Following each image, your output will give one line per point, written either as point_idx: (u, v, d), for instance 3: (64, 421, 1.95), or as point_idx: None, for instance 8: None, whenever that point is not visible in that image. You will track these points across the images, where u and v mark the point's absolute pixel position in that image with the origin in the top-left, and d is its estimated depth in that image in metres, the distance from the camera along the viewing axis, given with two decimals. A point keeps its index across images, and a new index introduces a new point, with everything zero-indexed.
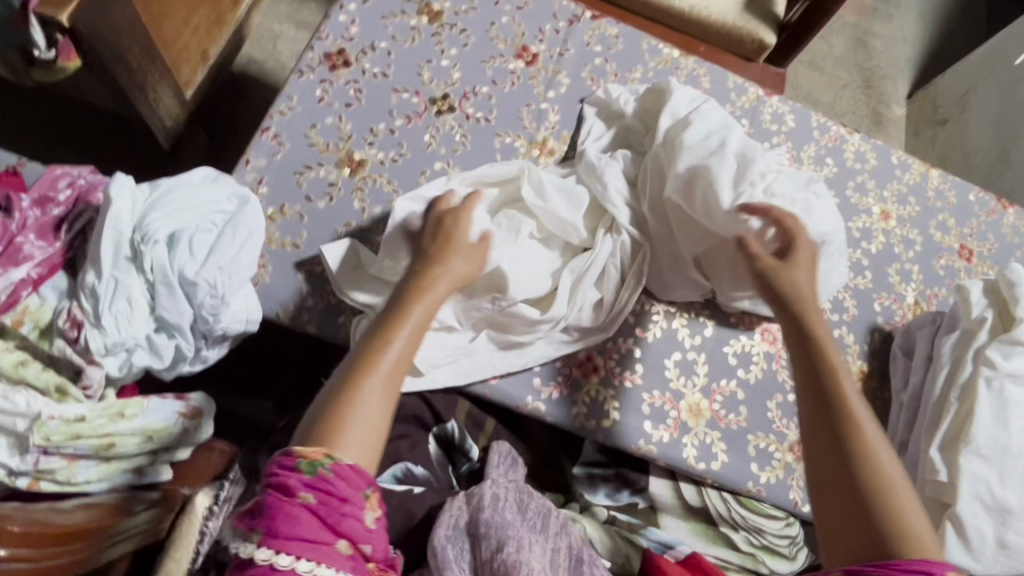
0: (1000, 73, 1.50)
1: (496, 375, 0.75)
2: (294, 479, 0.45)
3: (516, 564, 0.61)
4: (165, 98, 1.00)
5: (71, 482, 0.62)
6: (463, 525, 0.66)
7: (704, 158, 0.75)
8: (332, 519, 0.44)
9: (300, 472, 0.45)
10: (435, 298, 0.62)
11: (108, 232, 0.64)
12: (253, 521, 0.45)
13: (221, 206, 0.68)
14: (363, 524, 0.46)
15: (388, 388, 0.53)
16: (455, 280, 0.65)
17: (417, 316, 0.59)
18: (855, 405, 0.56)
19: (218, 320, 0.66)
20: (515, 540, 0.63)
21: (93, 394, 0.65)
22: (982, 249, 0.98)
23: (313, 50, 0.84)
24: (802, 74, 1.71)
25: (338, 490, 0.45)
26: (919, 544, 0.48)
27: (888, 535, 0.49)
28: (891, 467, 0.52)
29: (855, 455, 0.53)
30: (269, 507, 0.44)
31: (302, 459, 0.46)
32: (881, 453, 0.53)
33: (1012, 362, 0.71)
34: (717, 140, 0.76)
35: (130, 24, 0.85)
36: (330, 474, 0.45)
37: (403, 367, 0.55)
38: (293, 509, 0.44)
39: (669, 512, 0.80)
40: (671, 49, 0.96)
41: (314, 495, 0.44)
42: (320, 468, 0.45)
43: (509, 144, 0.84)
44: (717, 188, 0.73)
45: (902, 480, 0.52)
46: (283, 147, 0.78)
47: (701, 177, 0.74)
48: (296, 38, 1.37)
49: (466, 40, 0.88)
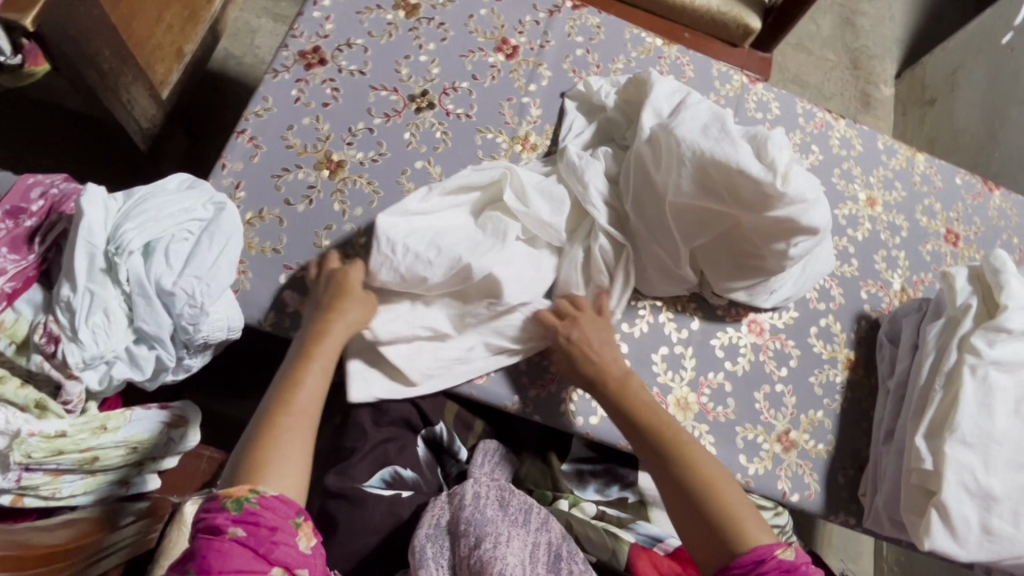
0: (989, 52, 1.49)
1: (482, 376, 0.74)
2: (221, 518, 0.47)
3: (491, 560, 0.60)
4: (140, 99, 0.98)
5: (56, 496, 0.62)
6: (444, 524, 0.66)
7: (716, 142, 0.69)
8: (263, 548, 0.47)
9: (227, 510, 0.48)
10: (338, 338, 0.66)
11: (80, 244, 0.62)
12: (185, 563, 0.46)
13: (197, 213, 0.67)
14: (297, 549, 0.48)
15: (300, 426, 0.57)
16: (352, 321, 0.68)
17: (322, 355, 0.64)
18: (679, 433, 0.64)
19: (199, 329, 0.65)
20: (493, 536, 0.63)
21: (74, 409, 0.63)
22: (968, 233, 0.98)
23: (287, 49, 0.82)
24: (789, 57, 1.69)
25: (265, 521, 0.48)
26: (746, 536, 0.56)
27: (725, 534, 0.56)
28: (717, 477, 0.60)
29: (686, 476, 0.61)
30: (199, 548, 0.46)
31: (228, 499, 0.48)
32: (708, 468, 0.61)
33: (997, 350, 0.70)
34: (718, 127, 0.70)
35: (97, 25, 0.82)
36: (256, 507, 0.48)
37: (312, 402, 0.60)
38: (224, 545, 0.46)
39: (658, 505, 0.83)
40: (653, 38, 0.95)
41: (243, 528, 0.47)
42: (247, 504, 0.48)
43: (491, 140, 0.83)
44: (735, 170, 0.68)
45: (729, 485, 0.60)
46: (259, 149, 0.77)
47: (714, 162, 0.69)
48: (275, 32, 1.35)
49: (444, 35, 0.87)
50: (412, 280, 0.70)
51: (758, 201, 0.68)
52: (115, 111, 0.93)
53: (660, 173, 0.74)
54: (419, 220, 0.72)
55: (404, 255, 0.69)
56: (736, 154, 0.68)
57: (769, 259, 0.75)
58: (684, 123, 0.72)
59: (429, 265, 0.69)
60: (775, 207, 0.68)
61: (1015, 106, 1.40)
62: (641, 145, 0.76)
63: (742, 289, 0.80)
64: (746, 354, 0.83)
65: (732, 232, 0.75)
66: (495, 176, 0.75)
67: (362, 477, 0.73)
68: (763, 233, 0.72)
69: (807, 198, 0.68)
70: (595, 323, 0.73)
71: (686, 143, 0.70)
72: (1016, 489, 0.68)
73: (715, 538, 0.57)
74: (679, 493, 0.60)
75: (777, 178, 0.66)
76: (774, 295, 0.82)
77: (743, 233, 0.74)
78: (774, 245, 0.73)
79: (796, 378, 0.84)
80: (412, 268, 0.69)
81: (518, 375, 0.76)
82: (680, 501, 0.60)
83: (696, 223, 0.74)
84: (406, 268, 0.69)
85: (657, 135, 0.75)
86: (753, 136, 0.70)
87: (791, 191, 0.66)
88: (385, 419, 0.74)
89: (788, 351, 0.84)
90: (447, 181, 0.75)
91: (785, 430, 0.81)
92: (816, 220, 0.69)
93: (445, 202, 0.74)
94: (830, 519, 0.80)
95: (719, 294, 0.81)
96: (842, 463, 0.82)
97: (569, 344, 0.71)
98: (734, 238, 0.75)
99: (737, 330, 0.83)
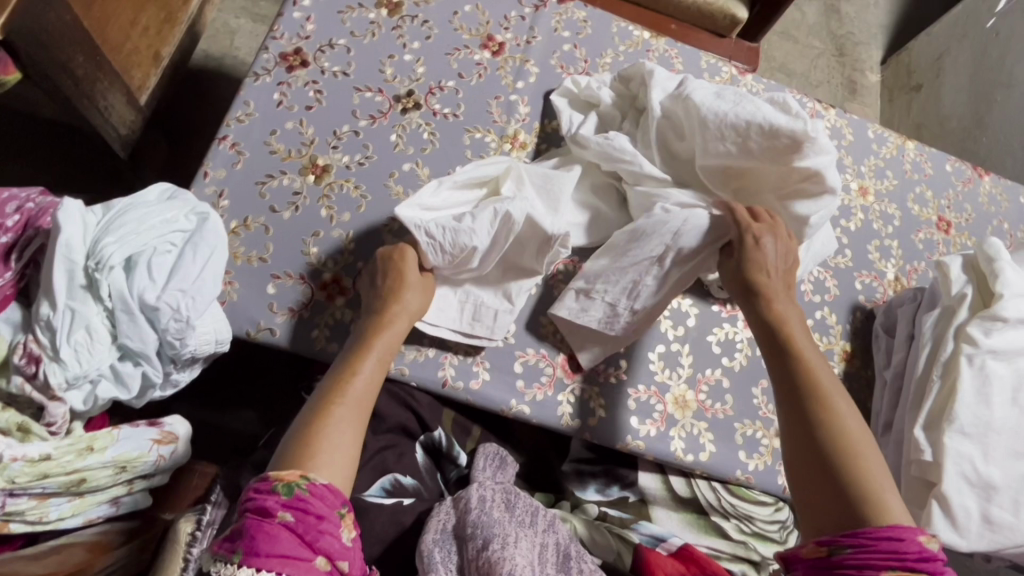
0: (973, 36, 1.49)
1: (479, 359, 0.74)
2: (271, 501, 0.48)
3: (499, 561, 0.59)
4: (118, 106, 0.95)
5: (43, 521, 0.61)
6: (450, 528, 0.66)
7: (738, 102, 0.68)
8: (309, 536, 0.47)
9: (276, 494, 0.48)
10: (396, 331, 0.66)
11: (59, 260, 0.60)
12: (233, 545, 0.47)
13: (179, 224, 0.65)
14: (340, 540, 0.48)
15: (354, 418, 0.57)
16: (409, 311, 0.67)
17: (379, 347, 0.64)
18: (818, 374, 0.60)
19: (186, 344, 0.64)
20: (500, 537, 0.62)
21: (58, 430, 0.61)
22: (960, 220, 0.98)
23: (267, 51, 0.80)
24: (776, 45, 1.68)
25: (314, 509, 0.48)
26: (884, 508, 0.51)
27: (853, 492, 0.52)
28: (856, 434, 0.56)
29: (826, 427, 0.56)
30: (249, 529, 0.47)
31: (279, 482, 0.49)
32: (848, 420, 0.56)
33: (993, 338, 0.70)
34: (734, 93, 0.69)
35: (70, 31, 0.80)
36: (305, 494, 0.49)
37: (368, 396, 0.60)
38: (273, 528, 0.46)
39: (660, 503, 0.80)
40: (641, 31, 0.93)
41: (292, 513, 0.47)
42: (297, 489, 0.49)
43: (479, 139, 0.82)
44: (763, 122, 0.66)
45: (868, 447, 0.55)
46: (242, 156, 0.75)
47: (740, 117, 0.67)
48: (254, 31, 1.32)
49: (428, 33, 0.85)
50: (461, 252, 0.67)
51: (785, 150, 0.66)
52: (89, 117, 0.90)
53: (681, 143, 0.74)
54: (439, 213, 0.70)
55: (443, 231, 0.67)
56: (758, 109, 0.66)
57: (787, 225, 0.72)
58: (698, 89, 0.71)
59: (471, 232, 0.66)
60: (805, 155, 0.65)
61: (1000, 90, 1.40)
62: (657, 121, 0.74)
63: None
64: (743, 349, 0.82)
65: (751, 195, 0.73)
66: (498, 173, 0.73)
67: (362, 486, 0.71)
68: (787, 191, 0.70)
69: (832, 151, 0.66)
70: (776, 236, 0.69)
71: (705, 105, 0.69)
72: (1015, 477, 0.69)
73: (839, 496, 0.52)
74: (807, 439, 0.56)
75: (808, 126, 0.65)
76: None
77: (762, 197, 0.72)
78: (795, 208, 0.70)
79: None
80: (455, 242, 0.66)
81: (514, 380, 0.74)
82: (803, 447, 0.56)
83: (718, 182, 0.73)
84: (453, 248, 0.67)
85: (671, 108, 0.73)
86: (773, 97, 0.69)
87: (821, 139, 0.65)
88: (383, 425, 0.75)
89: None
90: (454, 176, 0.72)
91: None
92: (837, 178, 0.67)
93: (456, 196, 0.71)
94: None
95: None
96: None
97: (749, 248, 0.68)
98: (754, 202, 0.73)
99: (734, 325, 0.82)
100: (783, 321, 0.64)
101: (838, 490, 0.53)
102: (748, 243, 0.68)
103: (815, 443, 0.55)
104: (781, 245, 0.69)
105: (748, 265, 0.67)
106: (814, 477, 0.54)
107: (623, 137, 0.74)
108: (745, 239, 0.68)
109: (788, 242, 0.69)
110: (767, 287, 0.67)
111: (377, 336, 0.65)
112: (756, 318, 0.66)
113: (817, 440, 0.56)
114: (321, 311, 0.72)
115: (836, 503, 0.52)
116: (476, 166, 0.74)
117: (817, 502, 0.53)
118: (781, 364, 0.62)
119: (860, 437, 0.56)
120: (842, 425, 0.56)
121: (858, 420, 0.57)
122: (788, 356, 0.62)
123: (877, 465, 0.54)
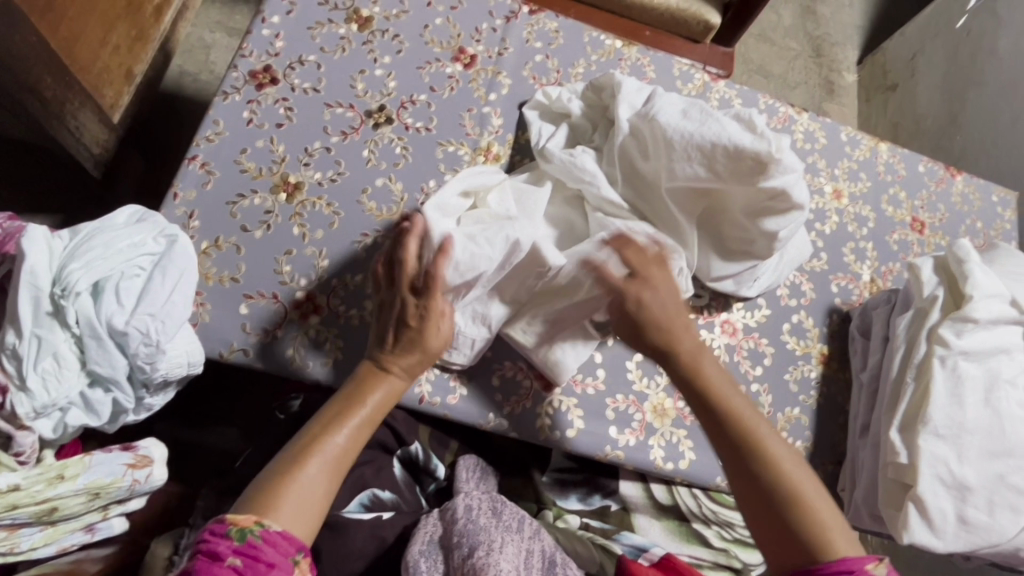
0: (945, 36, 1.51)
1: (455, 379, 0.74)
2: (222, 546, 0.49)
3: (485, 566, 0.59)
4: (90, 125, 0.94)
5: (14, 552, 0.60)
6: (437, 539, 0.65)
7: (703, 122, 0.68)
8: None
9: (229, 539, 0.49)
10: (394, 382, 0.63)
11: (24, 287, 0.60)
12: None
13: (148, 248, 0.65)
14: None
15: (330, 471, 0.56)
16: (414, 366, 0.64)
17: (377, 398, 0.61)
18: (747, 417, 0.59)
19: (156, 368, 0.63)
20: (486, 544, 0.61)
21: (27, 460, 0.60)
22: (933, 220, 0.99)
23: (237, 70, 0.80)
24: (752, 47, 1.70)
25: (265, 556, 0.49)
26: (828, 543, 0.52)
27: (803, 536, 0.53)
28: (792, 472, 0.56)
29: (765, 469, 0.56)
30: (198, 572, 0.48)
31: (233, 527, 0.50)
32: (783, 461, 0.57)
33: (964, 340, 0.70)
34: (698, 111, 0.69)
35: (34, 51, 0.80)
36: (258, 541, 0.49)
37: (351, 449, 0.58)
38: (222, 572, 0.48)
39: (641, 512, 0.82)
40: (613, 40, 0.93)
41: (242, 559, 0.48)
42: (250, 535, 0.49)
43: (452, 152, 0.82)
44: (728, 143, 0.66)
45: (808, 484, 0.56)
46: (212, 176, 0.74)
47: (705, 138, 0.67)
48: (229, 46, 1.31)
49: (399, 46, 0.85)
50: (471, 275, 0.64)
51: (751, 170, 0.66)
52: (60, 138, 0.89)
53: (644, 164, 0.73)
54: (448, 219, 0.69)
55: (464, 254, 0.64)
56: (723, 129, 0.67)
57: (757, 241, 0.73)
58: (663, 109, 0.71)
59: (490, 258, 0.65)
60: (771, 175, 0.66)
61: (973, 89, 1.42)
62: (623, 138, 0.75)
63: (729, 278, 0.78)
64: (721, 355, 0.82)
65: (719, 213, 0.74)
66: (494, 183, 0.73)
67: (341, 504, 0.71)
68: (754, 209, 0.71)
69: (797, 170, 0.67)
70: (663, 286, 0.66)
71: (671, 126, 0.69)
72: (991, 478, 0.69)
73: (791, 540, 0.53)
74: (750, 486, 0.56)
75: (773, 147, 0.65)
76: (759, 281, 0.82)
77: (731, 216, 0.73)
78: (763, 224, 0.71)
79: (772, 375, 0.84)
80: (471, 262, 0.64)
81: (492, 394, 0.74)
82: (749, 493, 0.56)
83: (689, 205, 0.73)
84: (467, 269, 0.64)
85: (637, 125, 0.74)
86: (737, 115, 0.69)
87: (785, 158, 0.65)
88: None
89: (762, 350, 0.84)
90: (464, 180, 0.71)
91: None
92: (802, 196, 0.69)
93: (455, 203, 0.71)
94: None
95: (709, 284, 0.79)
96: (819, 459, 0.83)
97: (632, 313, 0.65)
98: (724, 219, 0.74)
99: (710, 331, 0.83)
100: (696, 366, 0.63)
101: (789, 534, 0.54)
102: (628, 306, 0.65)
103: (760, 489, 0.56)
104: (670, 294, 0.66)
105: (643, 323, 0.64)
106: (768, 519, 0.55)
107: (588, 156, 0.75)
108: (625, 303, 0.65)
109: (674, 288, 0.67)
110: (672, 336, 0.64)
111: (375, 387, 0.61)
112: (670, 368, 0.64)
113: (761, 485, 0.56)
114: (295, 330, 0.71)
115: (790, 547, 0.53)
116: (477, 173, 0.73)
117: (773, 548, 0.54)
118: (707, 412, 0.60)
119: (801, 476, 0.56)
120: (779, 466, 0.56)
121: (793, 456, 0.58)
122: (712, 404, 0.60)
123: (821, 501, 0.55)
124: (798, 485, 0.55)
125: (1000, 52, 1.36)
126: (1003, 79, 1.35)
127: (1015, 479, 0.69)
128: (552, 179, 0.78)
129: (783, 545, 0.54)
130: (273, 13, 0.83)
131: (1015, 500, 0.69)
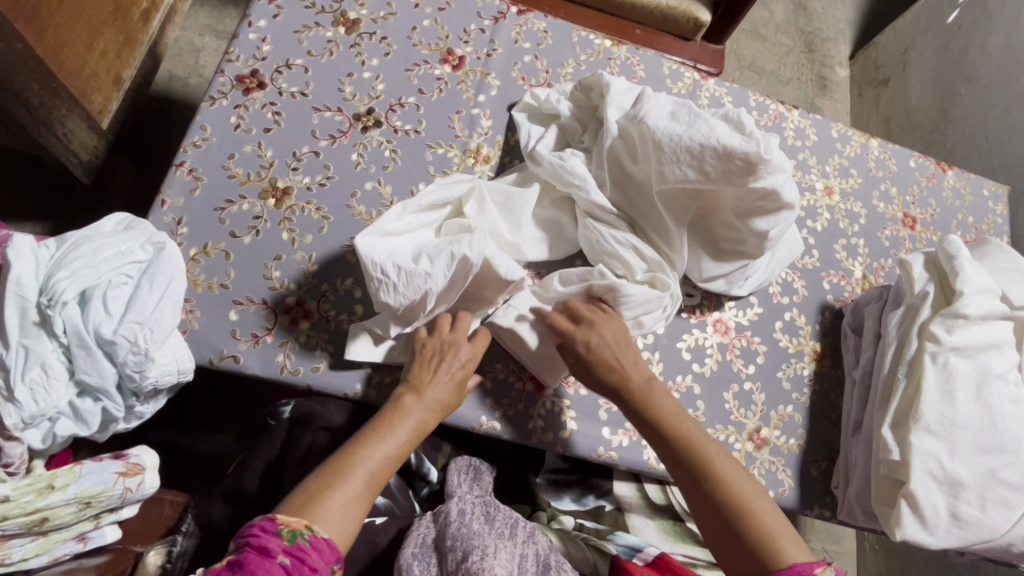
0: (936, 31, 1.52)
1: None
2: (274, 543, 0.49)
3: (479, 570, 0.59)
4: (78, 131, 0.93)
5: (4, 563, 0.60)
6: (430, 541, 0.65)
7: (691, 124, 0.67)
8: None
9: (279, 538, 0.49)
10: (430, 411, 0.64)
11: (11, 299, 0.60)
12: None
13: (136, 256, 0.65)
14: None
15: (367, 489, 0.56)
16: (438, 406, 0.65)
17: (411, 425, 0.62)
18: (698, 442, 0.63)
19: (146, 376, 0.63)
20: (480, 549, 0.62)
21: (17, 471, 0.59)
22: (925, 216, 0.99)
23: (224, 74, 0.80)
24: (744, 43, 1.69)
25: (310, 560, 0.49)
26: (780, 551, 0.55)
27: (756, 546, 0.56)
28: (746, 492, 0.59)
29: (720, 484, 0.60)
30: (247, 565, 0.47)
31: (284, 527, 0.50)
32: (737, 482, 0.60)
33: (955, 336, 0.70)
34: (687, 112, 0.69)
35: (21, 59, 0.80)
36: (306, 544, 0.50)
37: (384, 470, 0.58)
38: (271, 569, 0.48)
39: (636, 511, 0.83)
40: (602, 39, 0.93)
41: (291, 558, 0.49)
42: (299, 537, 0.50)
43: (442, 154, 0.82)
44: (716, 144, 0.65)
45: (761, 502, 0.59)
46: (200, 182, 0.74)
47: (694, 139, 0.66)
48: (219, 49, 1.31)
49: (387, 49, 0.85)
50: (414, 295, 0.64)
51: (741, 171, 0.65)
52: (48, 145, 0.89)
53: (635, 165, 0.73)
54: (399, 240, 0.69)
55: (395, 271, 0.64)
56: (712, 131, 0.66)
57: (748, 240, 0.73)
58: (652, 111, 0.71)
59: (426, 276, 0.64)
60: (760, 175, 0.66)
61: (964, 83, 1.42)
62: (612, 141, 0.75)
63: (721, 279, 0.78)
64: (714, 354, 0.82)
65: (712, 213, 0.74)
66: (460, 194, 0.73)
67: None
68: (744, 209, 0.70)
69: (786, 170, 0.67)
70: (611, 328, 0.69)
71: (659, 128, 0.68)
72: (982, 473, 0.69)
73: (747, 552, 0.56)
74: (706, 503, 0.59)
75: (762, 148, 0.64)
76: (749, 280, 0.82)
77: (721, 216, 0.73)
78: (753, 224, 0.71)
79: (765, 373, 0.84)
80: (410, 284, 0.64)
81: (483, 397, 0.74)
82: (704, 509, 0.60)
83: (679, 206, 0.73)
84: (407, 290, 0.64)
85: (626, 127, 0.74)
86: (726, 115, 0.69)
87: (774, 159, 0.65)
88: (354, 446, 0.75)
89: (754, 348, 0.84)
90: (418, 198, 0.71)
91: (757, 428, 0.81)
92: (792, 196, 0.68)
93: (418, 220, 0.70)
94: (806, 513, 0.81)
95: (700, 284, 0.79)
96: (813, 456, 0.83)
97: (584, 352, 0.67)
98: (715, 218, 0.74)
99: (702, 330, 0.83)
100: (648, 398, 0.66)
101: (743, 545, 0.56)
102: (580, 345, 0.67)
103: (716, 506, 0.59)
104: (620, 337, 0.69)
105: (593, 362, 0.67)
106: (724, 530, 0.58)
107: (577, 159, 0.75)
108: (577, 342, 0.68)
109: (625, 331, 0.70)
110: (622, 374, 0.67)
111: (409, 414, 0.62)
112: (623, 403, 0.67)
113: (715, 502, 0.59)
114: (286, 335, 0.71)
115: (746, 559, 0.56)
116: (439, 186, 0.73)
117: (730, 559, 0.57)
118: (662, 440, 0.64)
119: (751, 492, 0.60)
120: (734, 487, 0.60)
121: (745, 477, 0.61)
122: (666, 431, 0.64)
123: (771, 514, 0.58)
124: (749, 501, 0.59)
125: (990, 46, 1.36)
126: (993, 73, 1.35)
127: (1007, 474, 0.69)
128: (541, 181, 0.77)
129: (739, 557, 0.57)
130: (260, 17, 0.83)
131: (1007, 495, 0.69)
